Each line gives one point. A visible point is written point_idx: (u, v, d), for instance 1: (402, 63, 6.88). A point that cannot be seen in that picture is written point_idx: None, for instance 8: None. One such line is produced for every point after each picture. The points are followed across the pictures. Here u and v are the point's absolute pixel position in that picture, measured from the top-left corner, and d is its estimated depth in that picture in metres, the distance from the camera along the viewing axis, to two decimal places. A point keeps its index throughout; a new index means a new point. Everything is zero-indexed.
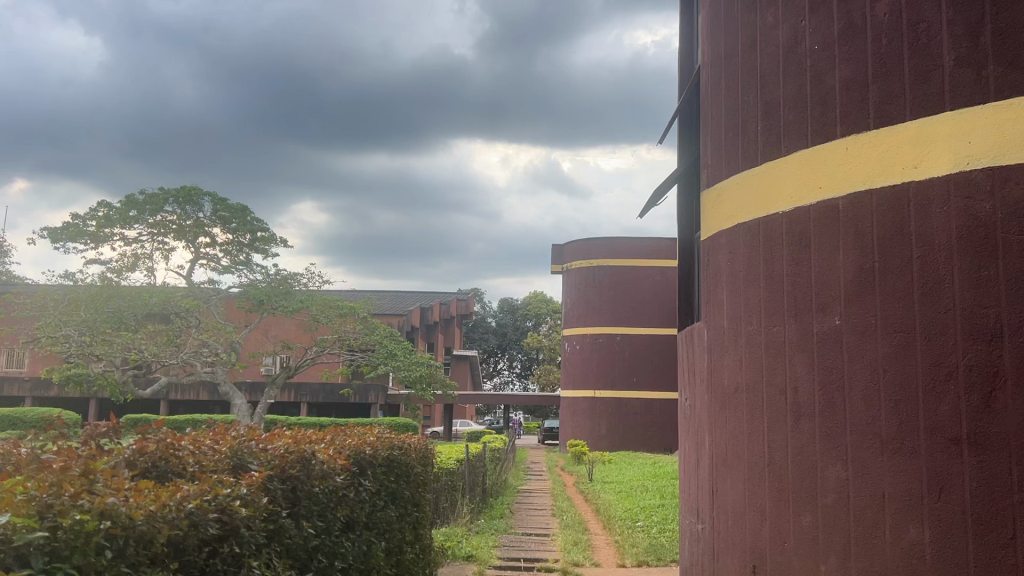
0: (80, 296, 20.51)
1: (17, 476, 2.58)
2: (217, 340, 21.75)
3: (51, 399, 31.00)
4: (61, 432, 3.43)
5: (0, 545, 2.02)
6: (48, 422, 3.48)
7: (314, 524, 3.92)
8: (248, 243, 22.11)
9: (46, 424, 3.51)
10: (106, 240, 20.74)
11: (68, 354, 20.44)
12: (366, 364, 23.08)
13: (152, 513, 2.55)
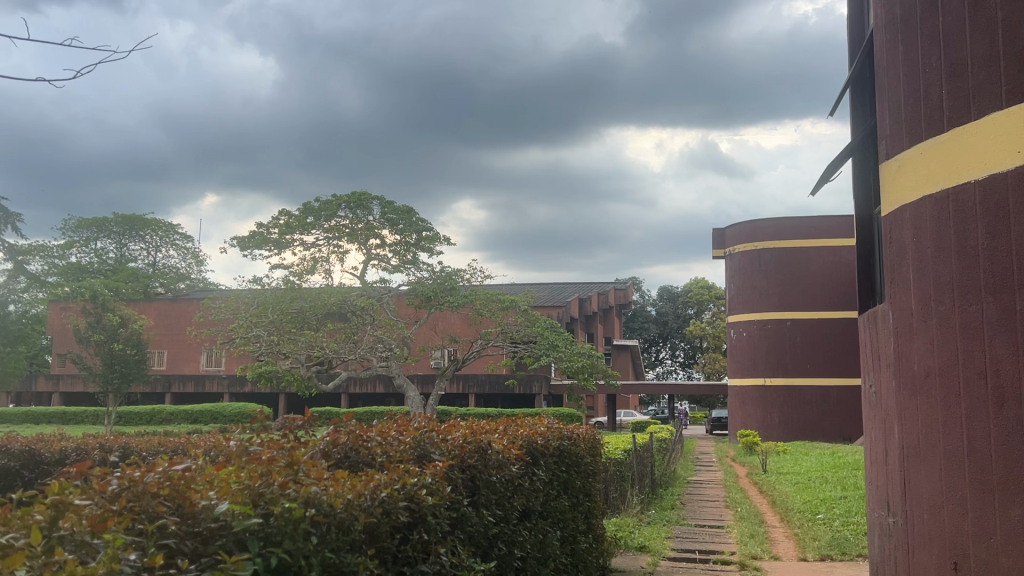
0: (268, 298, 22.09)
1: (232, 467, 2.82)
2: (390, 336, 22.65)
3: (245, 394, 33.63)
4: (263, 426, 3.74)
5: (223, 530, 2.23)
6: (252, 416, 3.80)
7: (493, 512, 4.02)
8: (414, 242, 22.98)
9: (251, 418, 3.82)
10: (288, 246, 22.23)
11: (260, 353, 22.10)
12: (530, 356, 23.42)
13: (350, 501, 2.70)
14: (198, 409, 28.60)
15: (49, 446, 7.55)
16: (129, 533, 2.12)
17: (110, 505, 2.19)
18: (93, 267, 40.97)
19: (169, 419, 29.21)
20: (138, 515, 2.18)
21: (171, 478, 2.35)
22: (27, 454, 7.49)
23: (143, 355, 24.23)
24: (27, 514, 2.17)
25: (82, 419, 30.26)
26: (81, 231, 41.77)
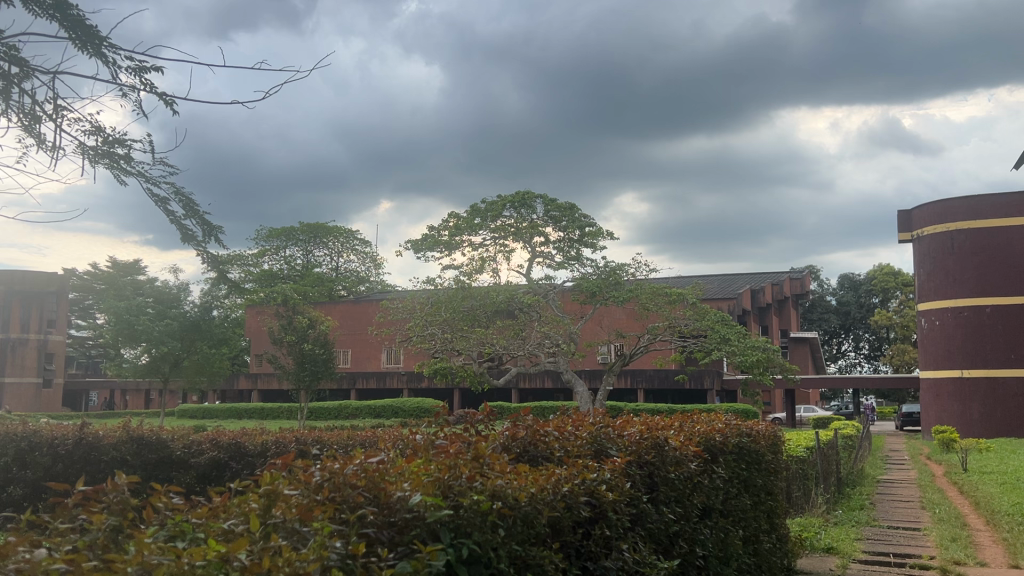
0: (440, 298, 22.92)
1: (420, 459, 2.96)
2: (558, 332, 22.83)
3: (423, 390, 35.09)
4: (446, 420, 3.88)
5: (416, 519, 2.33)
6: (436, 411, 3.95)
7: (673, 509, 3.96)
8: (577, 238, 23.04)
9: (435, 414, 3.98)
10: (457, 247, 22.97)
11: (434, 350, 22.98)
12: (700, 350, 22.87)
13: (534, 494, 2.75)
14: (380, 404, 30.15)
15: (252, 440, 8.21)
16: (333, 522, 2.28)
17: (314, 495, 2.37)
18: (284, 273, 44.13)
19: (354, 414, 30.99)
20: (341, 506, 2.34)
21: (366, 471, 2.50)
22: (234, 446, 8.18)
23: (331, 354, 25.73)
24: (243, 502, 2.37)
25: (279, 414, 32.69)
26: (272, 240, 45.11)
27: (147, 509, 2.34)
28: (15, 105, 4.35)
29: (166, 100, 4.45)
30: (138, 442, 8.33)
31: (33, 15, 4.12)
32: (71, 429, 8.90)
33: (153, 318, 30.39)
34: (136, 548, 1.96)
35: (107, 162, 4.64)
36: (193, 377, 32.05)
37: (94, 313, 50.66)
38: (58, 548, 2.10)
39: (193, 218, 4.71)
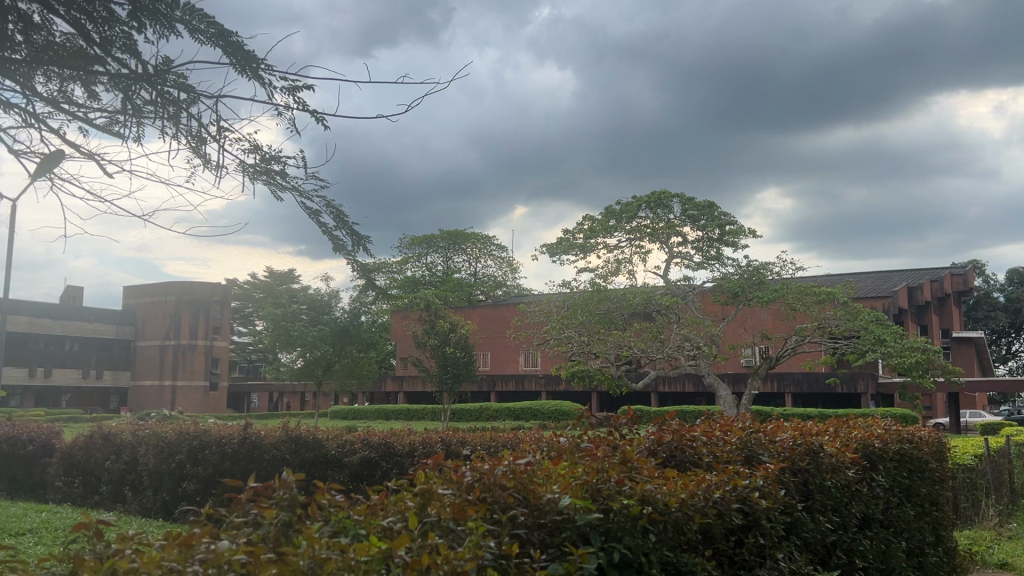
0: (576, 301, 22.95)
1: (567, 462, 2.99)
2: (698, 334, 22.17)
3: (561, 393, 35.23)
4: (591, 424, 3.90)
5: (567, 523, 2.35)
6: (579, 415, 3.97)
7: (831, 519, 3.80)
8: (717, 238, 22.46)
9: (578, 419, 4.00)
10: (592, 249, 22.88)
11: (571, 353, 23.05)
12: (852, 352, 21.74)
13: (684, 500, 2.71)
14: (519, 407, 30.48)
15: (400, 439, 8.44)
16: (486, 521, 2.33)
17: (467, 495, 2.43)
18: (425, 279, 45.52)
19: (495, 416, 31.48)
20: (492, 506, 2.39)
21: (515, 472, 2.55)
22: (384, 446, 8.43)
23: (471, 357, 26.29)
24: (400, 501, 2.47)
25: (423, 416, 33.67)
26: (414, 247, 46.63)
27: (313, 506, 2.47)
28: (184, 128, 4.71)
29: (317, 117, 4.67)
30: (297, 441, 8.84)
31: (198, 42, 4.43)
32: (236, 429, 9.52)
33: (306, 323, 32.11)
34: (310, 541, 2.11)
35: (265, 178, 4.94)
36: (344, 380, 33.57)
37: (253, 319, 54.09)
38: (237, 539, 2.27)
39: (343, 228, 4.93)
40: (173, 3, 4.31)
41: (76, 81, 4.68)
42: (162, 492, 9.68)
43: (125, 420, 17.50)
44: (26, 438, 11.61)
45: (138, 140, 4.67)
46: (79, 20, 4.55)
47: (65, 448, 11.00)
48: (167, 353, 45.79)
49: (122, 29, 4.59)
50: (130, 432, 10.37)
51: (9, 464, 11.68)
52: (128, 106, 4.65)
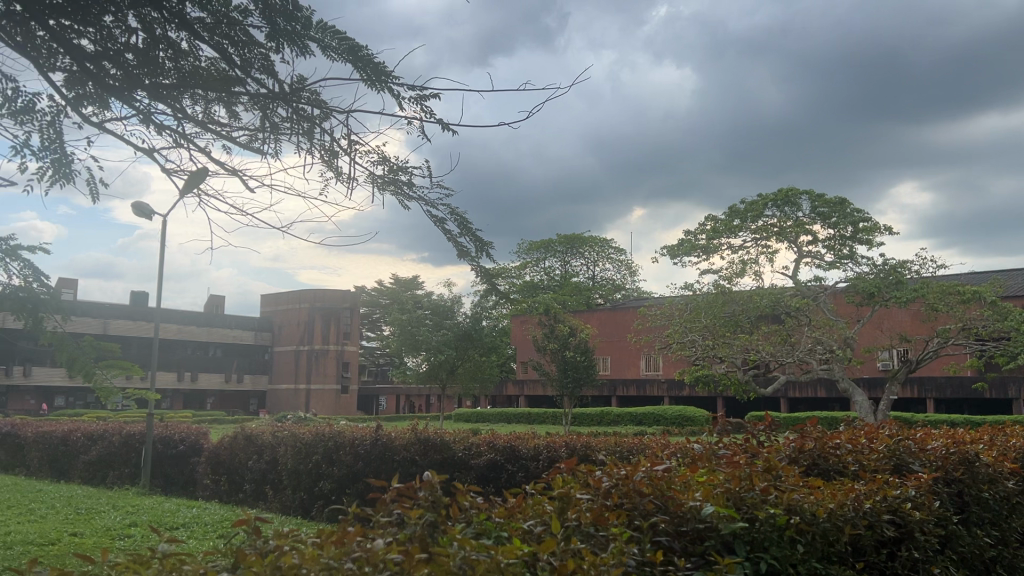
0: (700, 303, 22.51)
1: (705, 469, 3.17)
2: (830, 337, 21.33)
3: (684, 398, 34.66)
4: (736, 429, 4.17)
5: (709, 530, 2.60)
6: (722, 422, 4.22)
7: (991, 533, 3.65)
8: (850, 235, 21.51)
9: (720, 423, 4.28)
10: (715, 250, 22.34)
11: (695, 357, 22.61)
12: (1002, 355, 20.32)
13: (831, 510, 2.92)
14: (642, 412, 30.12)
15: (525, 442, 8.49)
16: (628, 526, 2.60)
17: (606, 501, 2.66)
18: (544, 284, 45.81)
19: (617, 421, 31.24)
20: (632, 512, 2.65)
21: (653, 479, 2.81)
22: (510, 449, 8.51)
23: (593, 361, 26.22)
24: (539, 505, 2.66)
25: (545, 420, 33.81)
26: (533, 253, 47.16)
27: (455, 507, 2.62)
28: (318, 143, 4.93)
29: (443, 126, 4.77)
30: (425, 443, 9.08)
31: (331, 59, 4.62)
32: (368, 430, 9.86)
33: (431, 328, 32.89)
34: (463, 542, 2.19)
35: (392, 188, 5.10)
36: (467, 384, 34.24)
37: (380, 325, 55.89)
38: (388, 538, 2.37)
39: (466, 235, 5.01)
40: (307, 23, 4.51)
41: (219, 103, 4.97)
42: (300, 491, 10.13)
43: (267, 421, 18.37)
44: (178, 438, 12.43)
45: (276, 156, 4.92)
46: (223, 44, 4.84)
47: (211, 447, 11.68)
48: (301, 358, 47.94)
49: (260, 50, 4.84)
50: (270, 432, 10.90)
51: (163, 461, 12.51)
52: (267, 124, 4.92)
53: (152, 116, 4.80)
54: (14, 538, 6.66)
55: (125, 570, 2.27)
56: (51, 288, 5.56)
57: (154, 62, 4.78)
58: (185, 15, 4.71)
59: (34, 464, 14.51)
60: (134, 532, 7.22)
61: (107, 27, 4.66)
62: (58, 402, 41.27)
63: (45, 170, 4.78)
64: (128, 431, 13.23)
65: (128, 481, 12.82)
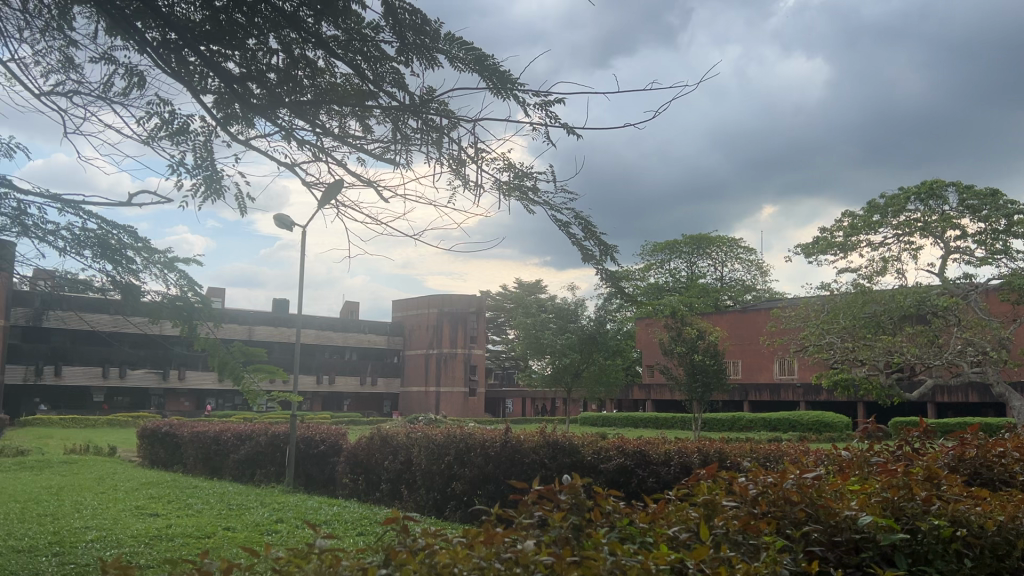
0: (839, 304, 21.56)
1: (857, 477, 3.48)
2: (983, 337, 19.92)
3: (821, 402, 33.28)
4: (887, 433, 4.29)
5: (868, 541, 2.90)
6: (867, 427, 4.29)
7: None
8: (1004, 229, 20.06)
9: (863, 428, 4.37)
10: (853, 248, 21.33)
11: (833, 360, 21.61)
12: None
13: (1004, 523, 3.01)
14: (776, 417, 29.12)
15: (656, 446, 8.36)
16: (780, 535, 2.94)
17: (752, 508, 3.03)
18: (669, 286, 45.06)
19: (749, 426, 30.32)
20: (782, 520, 3.00)
21: (802, 487, 3.15)
22: (639, 454, 8.41)
23: (723, 365, 25.57)
24: (684, 510, 2.86)
25: (673, 424, 33.22)
26: (657, 254, 46.66)
27: (600, 511, 2.81)
28: (446, 152, 5.05)
29: (568, 130, 4.75)
30: (555, 446, 9.14)
31: (458, 69, 4.71)
32: (498, 433, 9.98)
33: (556, 332, 32.98)
34: (607, 549, 2.25)
35: (518, 194, 5.16)
36: (593, 388, 34.10)
37: (505, 328, 56.56)
38: (535, 539, 2.48)
39: (591, 238, 5.00)
40: (436, 36, 4.63)
41: (352, 117, 5.18)
42: (434, 490, 10.38)
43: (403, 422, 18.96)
44: (320, 438, 12.99)
45: (407, 166, 5.08)
46: (357, 60, 5.04)
47: (350, 447, 12.15)
48: (430, 361, 49.11)
49: (392, 65, 5.00)
50: (405, 433, 11.23)
51: (305, 461, 13.12)
52: (398, 135, 5.09)
53: (294, 132, 5.06)
54: (175, 530, 7.17)
55: (287, 563, 2.43)
56: (203, 295, 5.95)
57: (293, 80, 5.04)
58: (322, 34, 4.94)
59: (190, 462, 15.53)
60: (279, 527, 7.63)
61: (251, 49, 4.95)
62: (209, 404, 43.96)
63: (198, 187, 5.13)
64: (274, 431, 13.95)
65: (274, 479, 13.50)
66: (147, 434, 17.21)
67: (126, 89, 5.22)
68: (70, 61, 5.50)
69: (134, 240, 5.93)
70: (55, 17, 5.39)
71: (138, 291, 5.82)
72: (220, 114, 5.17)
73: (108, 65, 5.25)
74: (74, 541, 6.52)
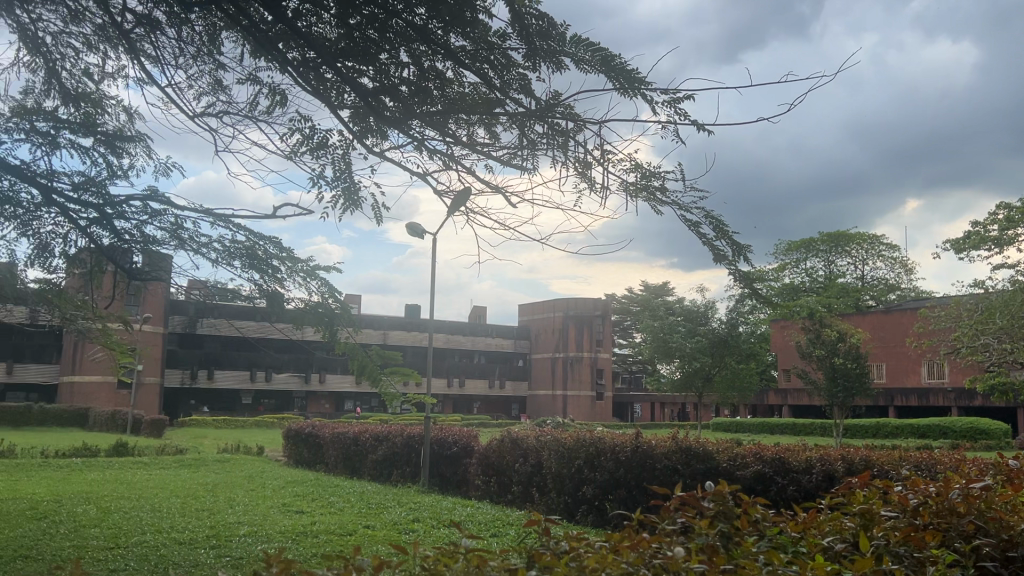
0: (994, 303, 20.13)
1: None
2: None
3: (977, 408, 31.15)
4: None
5: None
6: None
7: None
8: None
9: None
10: (1010, 242, 19.84)
11: (988, 364, 20.37)
12: None
13: None
14: (925, 424, 27.49)
15: (795, 454, 8.06)
16: (947, 549, 2.82)
17: (913, 519, 2.90)
18: (805, 286, 43.34)
19: (896, 433, 28.68)
20: (948, 532, 2.89)
21: (969, 499, 3.01)
22: (778, 461, 8.13)
23: (866, 368, 24.39)
24: (836, 520, 2.80)
25: (812, 431, 31.93)
26: (792, 254, 45.04)
27: (745, 519, 2.79)
28: (573, 156, 5.06)
29: (698, 128, 4.66)
30: (688, 452, 9.00)
31: (584, 72, 4.70)
32: (629, 437, 9.88)
33: (685, 335, 32.37)
34: (754, 563, 2.22)
35: (646, 194, 5.09)
36: (725, 393, 33.28)
37: (632, 332, 56.01)
38: (681, 546, 2.47)
39: (723, 238, 4.87)
40: (562, 40, 4.64)
41: (480, 124, 5.27)
42: (565, 494, 10.40)
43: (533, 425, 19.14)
44: (452, 439, 13.28)
45: (535, 170, 5.12)
46: (485, 69, 5.12)
47: (481, 449, 12.34)
48: (557, 365, 49.27)
49: (518, 71, 5.05)
50: (534, 436, 11.33)
51: (439, 462, 13.43)
52: (525, 141, 5.14)
53: (425, 143, 5.20)
54: (319, 527, 7.50)
55: (436, 562, 2.50)
56: (342, 302, 6.20)
57: (424, 91, 5.19)
58: (450, 45, 5.04)
59: (332, 461, 16.23)
60: (414, 525, 7.86)
61: (382, 63, 5.13)
62: (348, 406, 45.68)
63: (337, 199, 5.37)
64: (409, 432, 14.38)
65: (410, 479, 13.90)
66: (292, 434, 18.13)
67: (270, 107, 5.51)
68: (219, 84, 5.88)
69: (278, 250, 6.25)
70: (206, 43, 5.77)
71: (283, 298, 6.14)
72: (356, 127, 5.38)
73: (253, 85, 5.56)
74: (228, 535, 6.92)
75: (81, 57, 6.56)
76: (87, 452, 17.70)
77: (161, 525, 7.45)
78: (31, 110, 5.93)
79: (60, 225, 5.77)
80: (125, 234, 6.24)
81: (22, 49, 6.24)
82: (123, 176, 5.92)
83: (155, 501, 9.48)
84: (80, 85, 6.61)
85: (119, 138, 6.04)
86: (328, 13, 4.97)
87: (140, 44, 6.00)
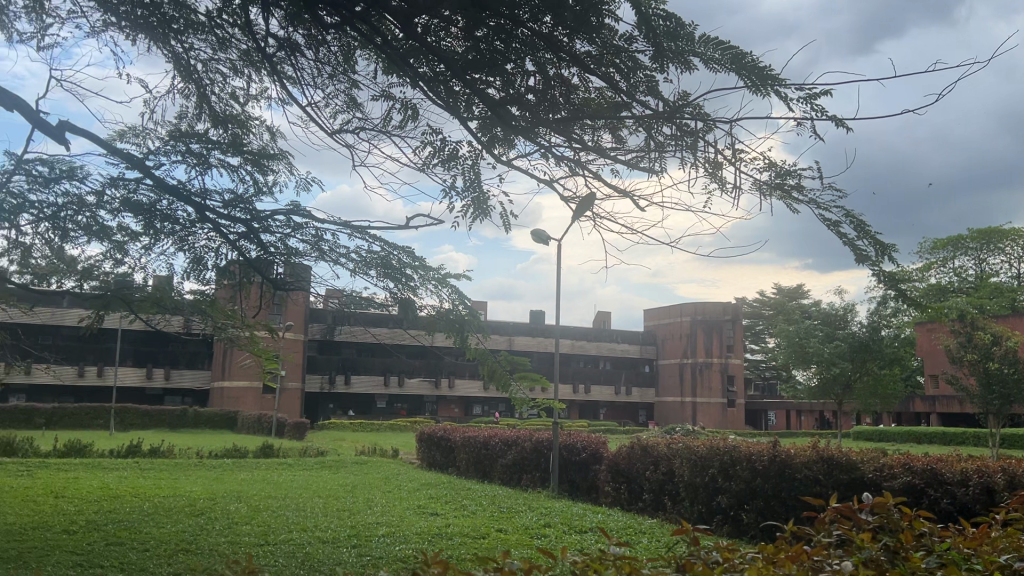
0: None
1: None
2: None
3: None
4: None
5: None
6: None
7: None
8: None
9: None
10: None
11: None
12: None
13: None
14: None
15: (950, 466, 7.56)
16: None
17: None
18: (954, 286, 40.68)
19: None
20: None
21: None
22: (930, 472, 7.67)
23: None
24: (1011, 537, 2.64)
25: (965, 441, 29.91)
26: (938, 252, 42.40)
27: (909, 534, 2.68)
28: (703, 157, 4.96)
29: (836, 123, 4.47)
30: (829, 462, 8.67)
31: (714, 71, 4.60)
32: (766, 445, 9.60)
33: (822, 339, 31.09)
34: None
35: (780, 193, 4.92)
36: (867, 400, 31.69)
37: (764, 336, 54.24)
38: (842, 562, 2.41)
39: (865, 237, 4.64)
40: (690, 39, 4.56)
41: (606, 129, 5.25)
42: (698, 503, 10.19)
43: (663, 432, 18.89)
44: (581, 446, 13.27)
45: (663, 173, 5.04)
46: (611, 73, 5.10)
47: (611, 456, 12.26)
48: (686, 371, 48.33)
49: (645, 73, 4.99)
50: (665, 444, 11.18)
51: (568, 468, 13.45)
52: (652, 144, 5.08)
53: (553, 150, 5.23)
54: (455, 530, 7.65)
55: (587, 568, 2.54)
56: (472, 308, 6.33)
57: (550, 99, 5.22)
58: (576, 52, 5.05)
59: (463, 465, 16.55)
60: (546, 530, 7.91)
61: (509, 74, 5.19)
62: (476, 411, 46.36)
63: (468, 209, 5.48)
64: (538, 438, 14.47)
65: (539, 485, 13.97)
66: (425, 437, 18.62)
67: (402, 121, 5.69)
68: (354, 101, 6.13)
69: (411, 258, 6.43)
70: (341, 62, 6.02)
71: (416, 306, 6.33)
72: (483, 137, 5.47)
73: (387, 101, 5.76)
74: (369, 535, 7.18)
75: (228, 81, 6.99)
76: (237, 453, 18.78)
77: (305, 523, 7.81)
78: (186, 133, 6.37)
79: (212, 240, 6.17)
80: (271, 247, 6.60)
81: (176, 76, 6.72)
82: (267, 192, 6.25)
83: (301, 500, 9.95)
84: (227, 107, 7.05)
85: (264, 157, 6.40)
86: (455, 27, 5.08)
87: (281, 66, 6.33)
